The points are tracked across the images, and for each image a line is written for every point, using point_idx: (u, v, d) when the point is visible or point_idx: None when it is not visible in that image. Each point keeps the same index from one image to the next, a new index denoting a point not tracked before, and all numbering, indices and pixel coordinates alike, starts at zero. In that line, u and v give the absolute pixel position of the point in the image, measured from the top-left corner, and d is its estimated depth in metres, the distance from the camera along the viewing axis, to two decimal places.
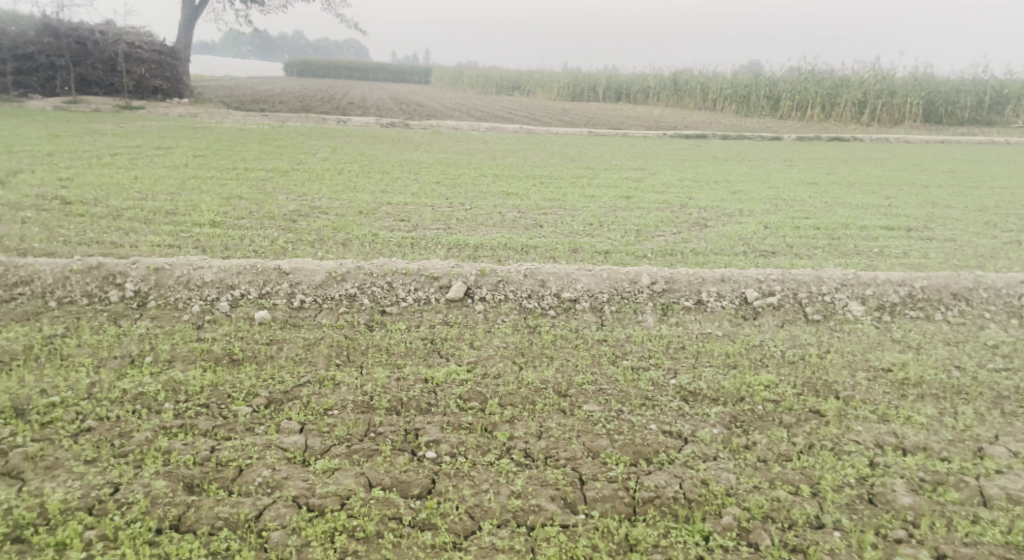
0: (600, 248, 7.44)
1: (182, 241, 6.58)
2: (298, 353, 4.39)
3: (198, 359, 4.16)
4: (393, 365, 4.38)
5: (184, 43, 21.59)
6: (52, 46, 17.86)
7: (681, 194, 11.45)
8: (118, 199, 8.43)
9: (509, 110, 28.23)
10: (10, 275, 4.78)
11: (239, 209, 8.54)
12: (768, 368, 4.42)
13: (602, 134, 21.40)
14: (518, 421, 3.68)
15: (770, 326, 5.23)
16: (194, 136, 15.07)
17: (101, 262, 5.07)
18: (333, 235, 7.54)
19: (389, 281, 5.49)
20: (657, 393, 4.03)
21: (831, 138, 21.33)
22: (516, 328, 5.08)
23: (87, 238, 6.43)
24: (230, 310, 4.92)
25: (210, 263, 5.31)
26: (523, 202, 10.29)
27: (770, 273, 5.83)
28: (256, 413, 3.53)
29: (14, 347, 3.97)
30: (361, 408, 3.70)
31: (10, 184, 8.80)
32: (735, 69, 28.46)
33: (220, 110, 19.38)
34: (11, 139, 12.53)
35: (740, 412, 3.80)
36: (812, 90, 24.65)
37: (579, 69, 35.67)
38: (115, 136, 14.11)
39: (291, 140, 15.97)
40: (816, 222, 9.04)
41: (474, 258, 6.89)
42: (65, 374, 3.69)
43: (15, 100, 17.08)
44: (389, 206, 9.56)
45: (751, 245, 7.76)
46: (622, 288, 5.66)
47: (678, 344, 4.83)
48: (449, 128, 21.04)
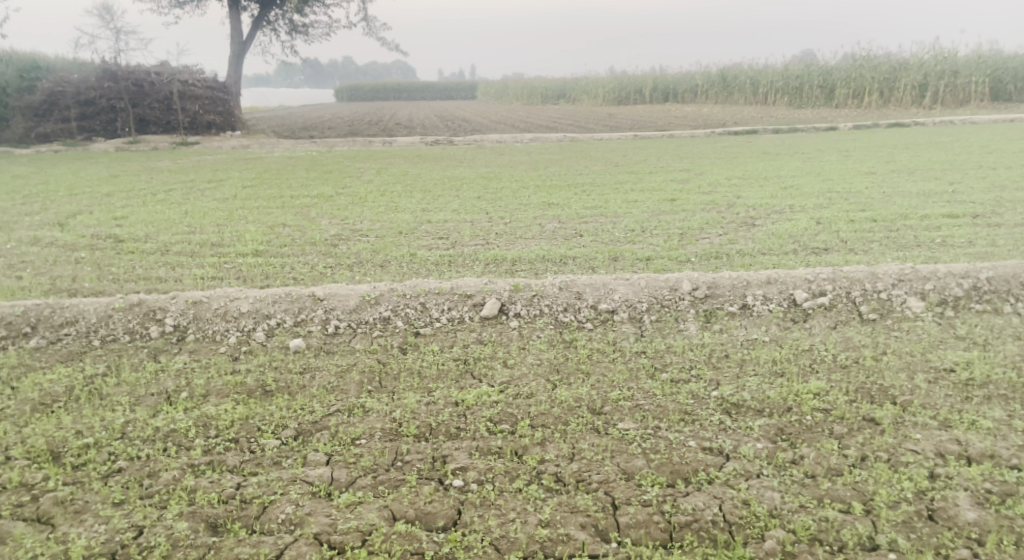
0: (641, 254, 7.24)
1: (225, 272, 6.71)
2: (330, 381, 4.36)
3: (231, 392, 4.18)
4: (425, 389, 4.30)
5: (234, 78, 22.35)
6: (112, 90, 18.71)
7: (728, 193, 11.10)
8: (168, 234, 8.70)
9: (553, 119, 28.13)
10: (56, 316, 4.91)
11: (282, 237, 8.69)
12: (817, 374, 4.15)
13: (647, 137, 21.07)
14: (549, 443, 3.54)
15: (821, 328, 4.93)
16: (244, 167, 15.52)
17: (142, 298, 5.18)
18: (372, 257, 7.57)
19: (423, 302, 5.44)
20: (697, 405, 3.82)
21: (890, 124, 20.45)
22: (551, 343, 4.95)
23: (135, 274, 6.62)
24: (265, 340, 4.95)
25: (246, 294, 5.36)
26: (564, 212, 10.16)
27: (820, 272, 5.52)
28: (283, 446, 3.51)
29: (56, 389, 4.07)
30: (389, 436, 3.64)
31: (69, 226, 9.18)
32: (786, 60, 27.65)
33: (269, 140, 19.93)
34: (74, 181, 13.14)
35: (787, 423, 3.56)
36: (868, 76, 23.75)
37: (623, 73, 35.34)
38: (170, 172, 14.65)
39: (336, 164, 16.27)
40: (873, 214, 8.60)
41: (511, 273, 6.80)
42: (100, 414, 3.75)
43: (79, 144, 17.97)
44: (429, 224, 9.58)
45: (801, 242, 7.41)
46: (661, 296, 5.45)
47: (721, 353, 4.59)
48: (492, 142, 21.10)
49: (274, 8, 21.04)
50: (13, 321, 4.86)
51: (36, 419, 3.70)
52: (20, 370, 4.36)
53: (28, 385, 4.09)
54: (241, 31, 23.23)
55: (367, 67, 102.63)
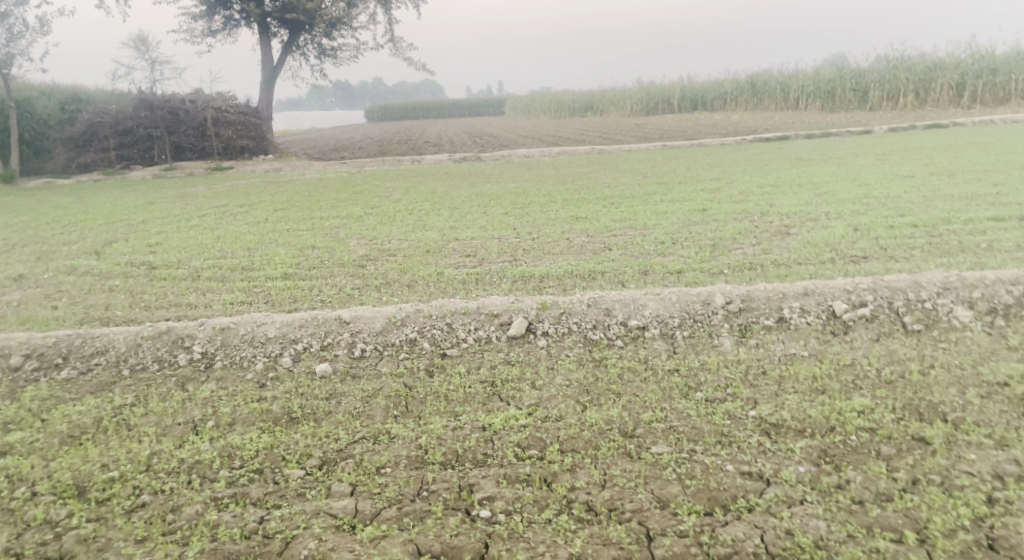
0: (672, 267, 7.08)
1: (254, 297, 6.74)
2: (355, 407, 4.30)
3: (257, 421, 4.13)
4: (452, 413, 4.21)
5: (265, 103, 22.75)
6: (148, 119, 19.18)
7: (761, 201, 10.86)
8: (200, 259, 8.81)
9: (581, 132, 28.06)
10: (87, 346, 4.94)
11: (311, 259, 8.74)
12: (861, 390, 3.95)
13: (676, 146, 20.88)
14: (580, 469, 3.41)
15: (864, 341, 4.71)
16: (276, 190, 15.73)
17: (171, 326, 5.20)
18: (400, 278, 7.54)
19: (449, 322, 5.36)
20: (733, 426, 3.65)
21: (928, 125, 19.92)
22: (581, 363, 4.82)
23: (167, 301, 6.68)
24: (292, 365, 4.92)
25: (273, 319, 5.35)
26: (594, 226, 10.05)
27: (860, 282, 5.31)
28: (307, 476, 3.45)
29: (84, 420, 4.08)
30: (415, 464, 3.56)
31: (105, 254, 9.35)
32: (816, 64, 27.21)
33: (300, 162, 20.23)
34: (111, 209, 13.44)
35: (830, 443, 3.37)
36: (903, 77, 23.24)
37: (650, 84, 35.17)
38: (204, 197, 14.91)
39: (366, 184, 16.39)
40: (913, 219, 8.31)
41: (539, 291, 6.71)
42: (127, 445, 3.75)
43: (118, 173, 18.44)
44: (457, 242, 9.56)
45: (838, 251, 7.17)
46: (694, 310, 5.28)
47: (758, 369, 4.41)
48: (520, 156, 21.10)
49: (303, 33, 21.40)
50: (45, 351, 4.90)
51: (64, 452, 3.70)
52: (50, 401, 4.38)
53: (57, 418, 4.11)
54: (271, 57, 23.70)
55: (395, 87, 104.13)
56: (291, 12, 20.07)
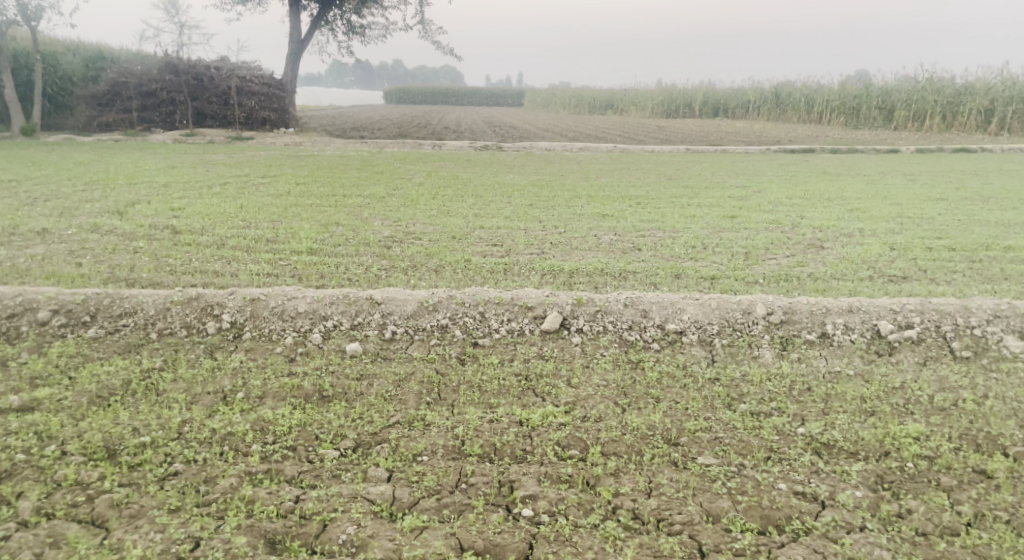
0: (705, 272, 6.94)
1: (280, 270, 6.63)
2: (388, 390, 4.19)
3: (288, 396, 4.03)
4: (487, 405, 4.10)
5: (291, 75, 22.59)
6: (173, 83, 19.07)
7: (791, 213, 10.69)
8: (223, 228, 8.71)
9: (602, 130, 27.89)
10: (116, 306, 4.84)
11: (336, 236, 8.63)
12: (914, 415, 3.83)
13: (700, 151, 20.68)
14: (624, 474, 3.31)
15: (910, 364, 4.59)
16: (298, 164, 15.62)
17: (200, 292, 5.09)
18: (427, 262, 7.42)
19: (482, 311, 5.25)
20: (783, 443, 3.54)
21: (955, 149, 19.67)
22: (617, 363, 4.70)
23: (191, 267, 6.57)
24: (322, 342, 4.81)
25: (304, 293, 5.23)
26: (621, 224, 9.90)
27: (906, 303, 5.17)
28: (342, 457, 3.35)
29: (113, 381, 3.99)
30: (452, 455, 3.45)
31: (128, 214, 9.27)
32: (844, 79, 26.91)
33: (322, 138, 20.11)
34: (133, 171, 13.33)
35: (886, 469, 3.29)
36: (930, 99, 22.86)
37: (674, 86, 34.94)
38: (225, 166, 14.81)
39: (388, 165, 16.27)
40: (951, 243, 8.15)
41: (570, 286, 6.59)
42: (157, 411, 3.66)
43: (139, 134, 18.33)
44: (482, 230, 9.43)
45: (876, 269, 7.02)
46: (733, 318, 5.15)
47: (802, 385, 4.28)
48: (542, 149, 20.94)
49: (333, 8, 21.20)
50: (73, 308, 4.79)
51: (93, 412, 3.61)
52: (78, 359, 4.29)
53: (85, 377, 4.02)
54: (299, 30, 23.51)
55: (416, 71, 103.77)
56: None
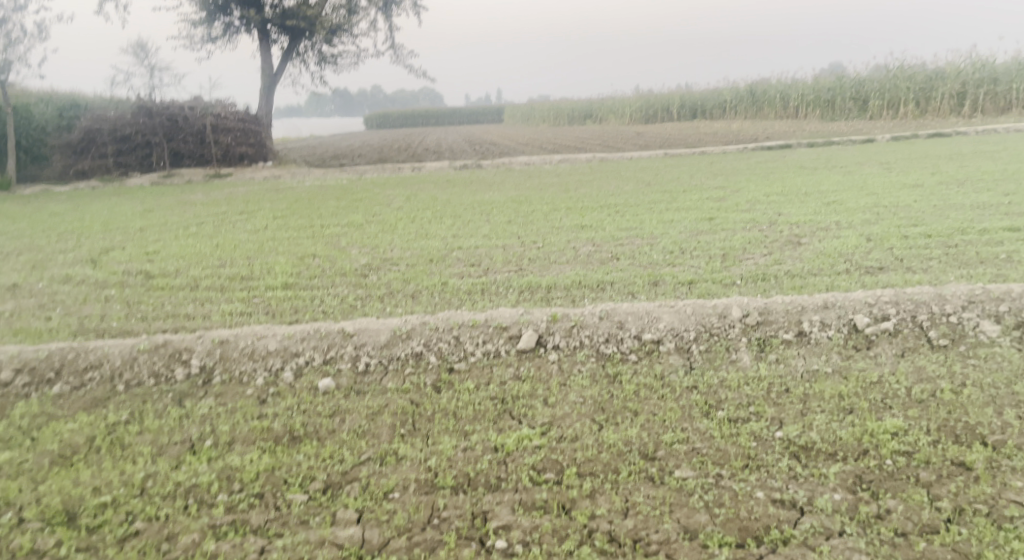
0: (683, 277, 6.90)
1: (254, 308, 6.55)
2: (360, 425, 4.10)
3: (257, 440, 3.94)
4: (461, 432, 4.01)
5: (265, 109, 22.59)
6: (147, 125, 19.02)
7: (768, 210, 10.69)
8: (197, 268, 8.62)
9: (582, 140, 28.02)
10: (81, 359, 4.74)
11: (312, 268, 8.56)
12: (892, 410, 3.79)
13: (678, 154, 20.75)
14: (600, 495, 3.24)
15: (888, 357, 4.54)
16: (276, 197, 15.56)
17: (168, 339, 5.00)
18: (403, 287, 7.34)
19: (456, 335, 5.16)
20: (761, 449, 3.50)
21: (931, 134, 19.80)
22: (594, 379, 4.62)
23: (164, 312, 6.48)
24: (294, 380, 4.70)
25: (274, 331, 5.14)
26: (599, 234, 9.87)
27: (881, 295, 5.14)
28: (310, 501, 3.27)
29: (76, 439, 3.90)
30: (424, 489, 3.37)
31: (102, 262, 9.17)
32: (816, 72, 27.15)
33: (300, 169, 20.07)
34: (109, 217, 13.23)
35: (865, 468, 3.27)
36: (903, 86, 23.08)
37: (650, 91, 35.20)
38: (203, 205, 14.72)
39: (367, 191, 16.24)
40: (926, 229, 8.16)
41: (547, 302, 6.53)
42: (120, 467, 3.57)
43: (116, 180, 18.24)
44: (460, 251, 9.39)
45: (853, 262, 7.00)
46: (710, 323, 5.09)
47: (781, 387, 4.22)
48: (521, 164, 20.96)
49: (303, 39, 21.19)
50: (37, 366, 4.69)
51: (54, 474, 3.53)
52: (41, 418, 4.20)
53: (48, 437, 3.92)
54: (271, 63, 23.56)
55: (395, 95, 104.18)
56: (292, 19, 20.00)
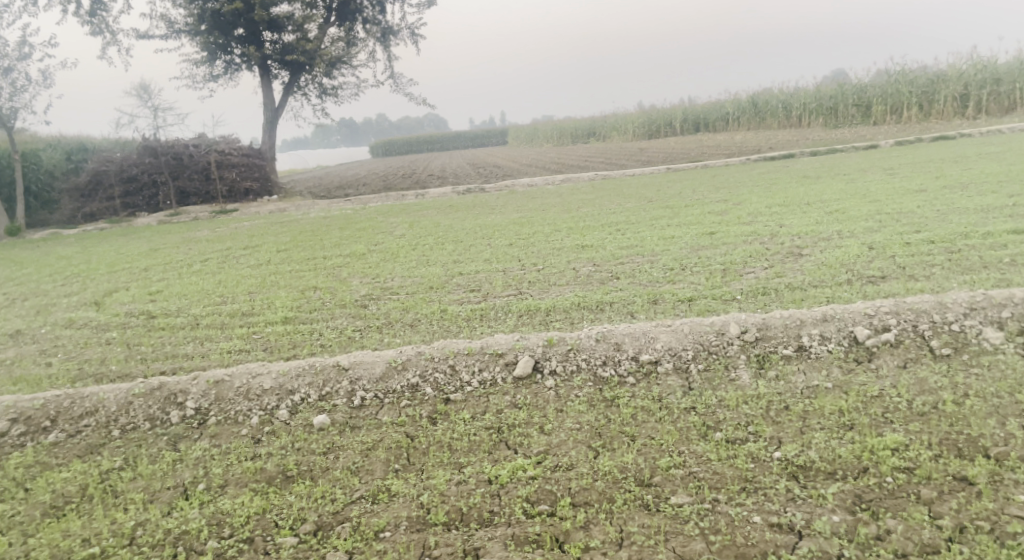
0: (682, 294, 6.83)
1: (253, 344, 6.54)
2: (354, 462, 4.05)
3: (250, 482, 3.90)
4: (456, 465, 3.95)
5: (268, 143, 22.83)
6: (153, 165, 19.23)
7: (770, 222, 10.62)
8: (199, 306, 8.66)
9: (585, 158, 28.09)
10: (76, 407, 4.73)
11: (313, 301, 8.58)
12: (892, 424, 3.73)
13: (681, 169, 20.73)
14: (593, 525, 3.24)
15: (890, 369, 4.46)
16: (280, 231, 15.66)
17: (163, 381, 4.97)
18: (402, 317, 7.31)
19: (452, 364, 5.09)
20: (758, 470, 3.44)
21: (935, 138, 19.69)
22: (592, 404, 4.53)
23: (163, 352, 6.50)
24: (289, 418, 4.65)
25: (269, 368, 5.10)
26: (600, 254, 9.84)
27: (881, 306, 5.06)
28: (301, 544, 3.34)
29: (69, 488, 3.92)
30: (416, 526, 3.37)
31: (106, 304, 9.24)
32: (818, 81, 27.15)
33: (305, 201, 20.22)
34: (115, 258, 13.34)
35: (865, 487, 3.24)
36: (905, 90, 23.00)
37: (652, 107, 35.32)
38: (208, 242, 14.83)
39: (371, 221, 16.31)
40: (929, 235, 8.06)
41: (546, 325, 6.48)
42: (111, 516, 3.64)
43: (123, 220, 18.42)
44: (461, 277, 9.37)
45: (855, 272, 6.92)
46: (708, 342, 5.02)
47: (780, 404, 4.13)
48: (524, 186, 21.01)
49: (303, 73, 21.43)
50: (32, 414, 4.68)
51: (44, 526, 3.61)
52: (35, 468, 4.19)
53: (42, 488, 3.94)
54: (273, 97, 23.76)
55: (399, 123, 105.12)
56: (291, 54, 20.14)
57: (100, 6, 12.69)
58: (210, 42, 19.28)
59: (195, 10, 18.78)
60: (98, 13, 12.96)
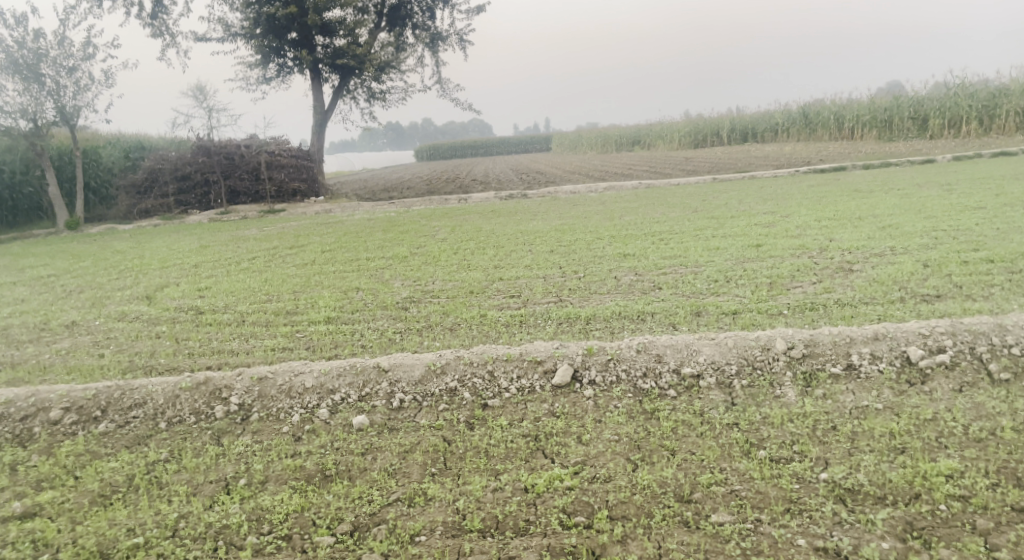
0: (726, 307, 6.72)
1: (296, 342, 6.65)
2: (392, 464, 4.06)
3: (290, 479, 3.95)
4: (493, 472, 3.93)
5: (317, 145, 23.25)
6: (205, 164, 19.74)
7: (819, 236, 10.36)
8: (246, 303, 8.86)
9: (629, 166, 27.89)
10: (126, 398, 4.86)
11: (355, 301, 8.68)
12: (947, 450, 3.59)
13: (727, 179, 20.41)
14: (631, 540, 3.18)
15: (945, 393, 4.29)
16: (325, 231, 15.91)
17: (209, 376, 5.09)
18: (443, 320, 7.34)
19: (490, 370, 5.08)
20: (804, 492, 3.34)
21: (995, 154, 18.99)
22: (631, 416, 4.46)
23: (210, 347, 6.64)
24: (329, 418, 4.70)
25: (312, 367, 5.17)
26: (642, 263, 9.73)
27: (936, 325, 4.88)
28: (337, 544, 3.37)
29: (116, 478, 4.03)
30: (451, 532, 3.37)
31: (157, 299, 9.51)
32: (872, 93, 26.46)
33: (351, 203, 20.54)
34: (167, 254, 13.73)
35: (916, 514, 3.12)
36: (964, 104, 22.22)
37: (699, 116, 34.93)
38: (256, 240, 15.14)
39: (414, 224, 16.45)
40: (987, 254, 7.76)
41: (586, 334, 6.43)
42: (156, 507, 3.74)
43: (176, 217, 18.95)
44: (501, 282, 9.39)
45: (908, 289, 6.71)
46: (752, 356, 4.90)
47: (827, 424, 4.00)
48: (567, 192, 20.96)
49: (353, 77, 21.73)
50: (84, 404, 4.83)
51: (93, 514, 3.72)
52: (85, 457, 4.33)
53: (91, 476, 4.06)
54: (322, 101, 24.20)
55: (445, 128, 106.17)
56: (342, 58, 20.44)
57: (162, 9, 13.12)
58: (264, 46, 19.73)
59: (251, 14, 19.26)
60: (159, 15, 13.39)
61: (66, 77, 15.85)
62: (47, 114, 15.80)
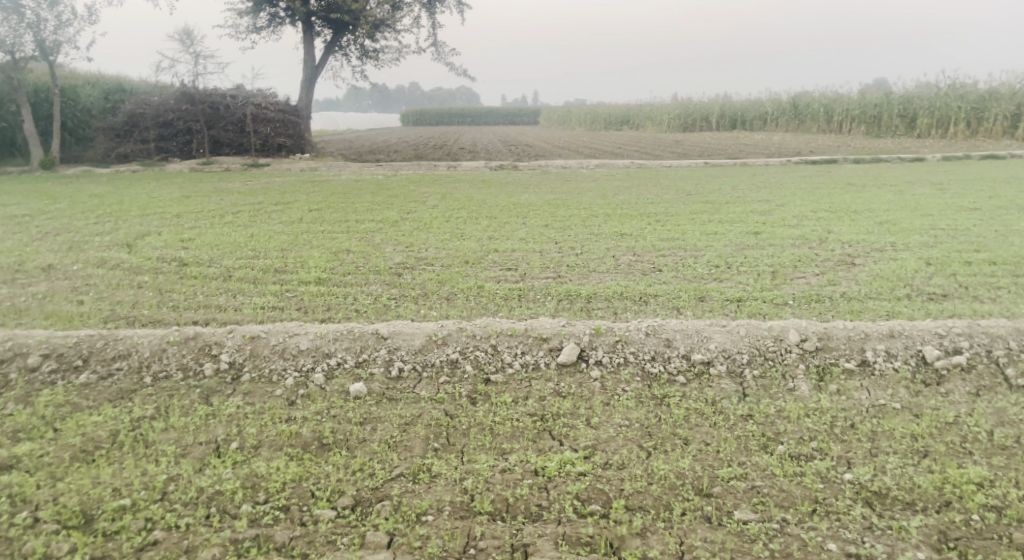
0: (731, 294, 6.57)
1: (286, 303, 6.37)
2: (392, 435, 3.87)
3: (285, 446, 3.75)
4: (499, 451, 3.76)
5: (305, 101, 22.56)
6: (189, 112, 19.07)
7: (818, 227, 10.26)
8: (231, 258, 8.52)
9: (620, 146, 27.62)
10: (109, 349, 4.59)
11: (346, 264, 8.39)
12: (973, 456, 3.51)
13: (719, 164, 20.28)
14: (651, 533, 3.05)
15: (963, 396, 4.21)
16: (312, 190, 15.49)
17: (198, 331, 4.83)
18: (438, 289, 7.10)
19: (493, 344, 4.88)
20: (829, 493, 3.23)
21: (983, 156, 19.05)
22: (640, 401, 4.31)
23: (195, 302, 6.33)
24: (325, 383, 4.48)
25: (307, 329, 4.93)
26: (639, 244, 9.54)
27: (952, 326, 4.78)
28: (338, 519, 3.18)
29: (98, 433, 3.79)
30: (460, 513, 3.20)
31: (137, 247, 9.12)
32: (863, 87, 26.43)
33: (337, 162, 20.03)
34: (147, 202, 13.23)
35: (949, 523, 3.03)
36: (954, 105, 22.22)
37: (690, 100, 34.71)
38: (240, 194, 14.68)
39: (403, 188, 16.09)
40: (989, 256, 7.71)
41: (588, 312, 6.25)
42: (143, 467, 3.52)
43: (156, 164, 18.32)
44: (496, 253, 9.17)
45: (915, 287, 6.63)
46: (764, 347, 4.75)
47: (845, 421, 3.89)
48: (558, 167, 20.66)
49: (346, 33, 21.08)
50: (64, 352, 4.55)
51: (74, 471, 3.48)
52: (66, 409, 4.08)
53: (71, 430, 3.81)
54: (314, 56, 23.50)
55: (433, 94, 104.56)
56: (336, 12, 19.80)
57: None
58: None
59: None
60: None
61: (48, 10, 15.10)
62: (26, 47, 15.08)
